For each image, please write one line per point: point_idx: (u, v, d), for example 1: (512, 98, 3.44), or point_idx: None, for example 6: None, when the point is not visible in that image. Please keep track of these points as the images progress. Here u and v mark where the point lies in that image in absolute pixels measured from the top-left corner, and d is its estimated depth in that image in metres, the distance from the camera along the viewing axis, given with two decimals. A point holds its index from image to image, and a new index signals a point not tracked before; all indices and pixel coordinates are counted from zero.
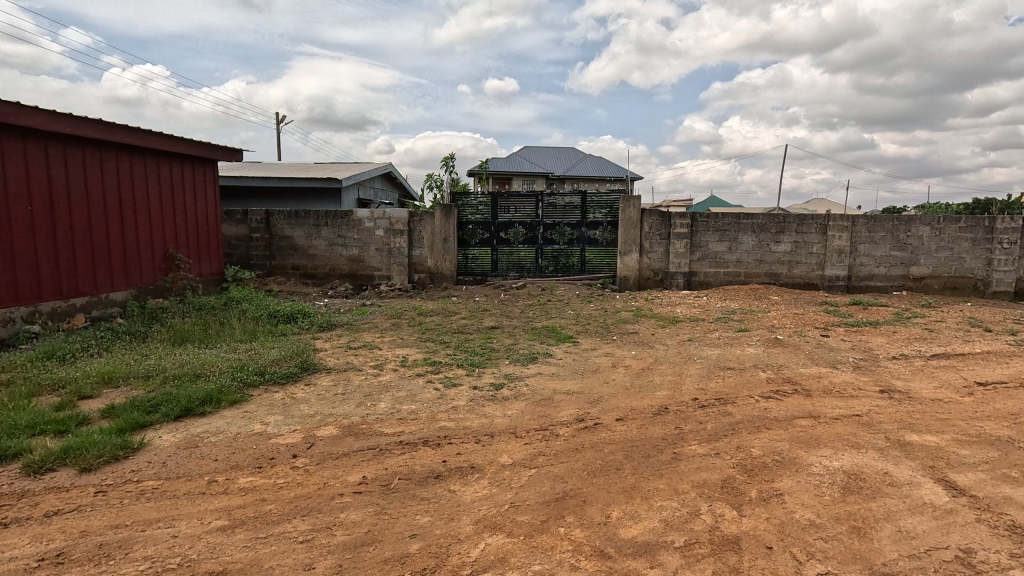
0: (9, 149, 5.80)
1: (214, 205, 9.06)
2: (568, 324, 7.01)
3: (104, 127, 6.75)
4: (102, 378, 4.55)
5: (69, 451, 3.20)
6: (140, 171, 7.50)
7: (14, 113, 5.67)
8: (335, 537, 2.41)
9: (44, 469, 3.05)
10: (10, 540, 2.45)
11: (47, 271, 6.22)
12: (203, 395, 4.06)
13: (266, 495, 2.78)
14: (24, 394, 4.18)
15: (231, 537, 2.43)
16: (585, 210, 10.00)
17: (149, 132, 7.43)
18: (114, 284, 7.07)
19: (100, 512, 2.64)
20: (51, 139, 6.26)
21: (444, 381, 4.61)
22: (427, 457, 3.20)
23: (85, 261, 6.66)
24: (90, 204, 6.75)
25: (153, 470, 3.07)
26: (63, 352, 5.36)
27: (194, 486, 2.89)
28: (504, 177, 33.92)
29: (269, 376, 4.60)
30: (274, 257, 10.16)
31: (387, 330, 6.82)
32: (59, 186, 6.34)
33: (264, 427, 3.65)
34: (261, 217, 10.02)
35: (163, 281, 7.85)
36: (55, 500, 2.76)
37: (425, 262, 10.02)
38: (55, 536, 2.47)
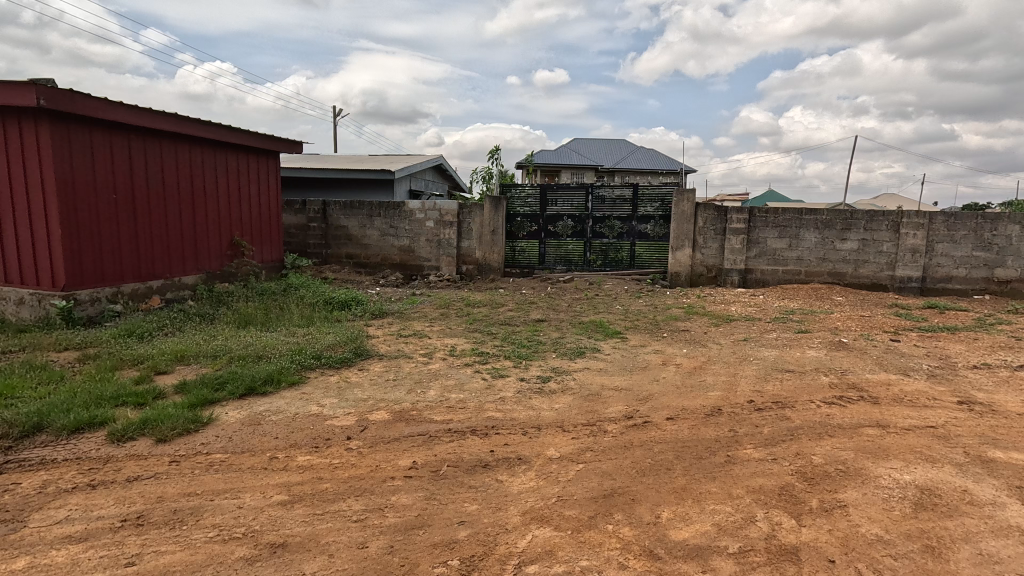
0: (97, 142, 6.29)
1: (276, 195, 9.47)
2: (616, 320, 6.89)
3: (179, 121, 7.19)
4: (176, 356, 4.89)
5: (147, 422, 3.46)
6: (210, 164, 7.96)
7: (101, 109, 6.14)
8: (387, 519, 2.49)
9: (126, 437, 3.32)
10: (98, 501, 2.67)
11: (128, 254, 6.72)
12: (265, 375, 4.28)
13: (323, 474, 2.90)
14: (109, 368, 4.56)
15: (291, 511, 2.55)
16: (636, 203, 9.75)
17: (219, 125, 7.84)
18: (186, 268, 7.57)
19: (174, 480, 2.84)
20: (133, 132, 6.74)
21: (491, 371, 4.65)
22: (475, 446, 3.23)
23: (161, 246, 7.16)
24: (166, 192, 7.22)
25: (220, 444, 3.26)
26: (141, 330, 5.79)
27: (257, 461, 3.05)
28: (553, 171, 33.61)
29: (325, 360, 4.79)
30: (329, 246, 10.56)
31: (436, 319, 6.97)
32: (139, 176, 6.82)
33: (320, 409, 3.80)
34: (318, 207, 10.43)
35: (228, 266, 8.33)
36: (135, 467, 2.99)
37: (473, 253, 10.11)
38: (136, 500, 2.67)
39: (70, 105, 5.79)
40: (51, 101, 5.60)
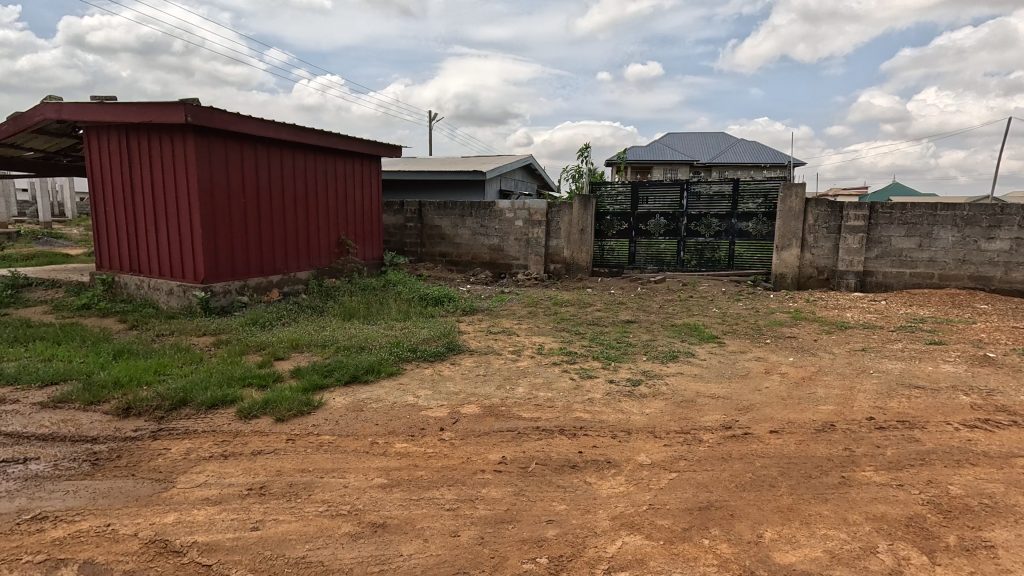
0: (230, 152, 7.12)
1: (377, 197, 10.11)
2: (712, 323, 6.52)
3: (297, 131, 7.91)
4: (292, 344, 5.40)
5: (268, 402, 3.86)
6: (322, 169, 8.70)
7: (234, 123, 6.93)
8: (477, 510, 2.56)
9: (252, 414, 3.73)
10: (230, 469, 3.03)
11: (254, 252, 7.55)
12: (368, 365, 4.60)
13: (418, 462, 3.05)
14: (238, 352, 5.15)
15: (390, 495, 2.71)
16: (736, 199, 9.16)
17: (329, 133, 8.52)
18: (300, 264, 8.35)
19: (290, 456, 3.14)
20: (259, 143, 7.53)
21: (579, 371, 4.61)
22: (563, 445, 3.22)
23: (280, 245, 7.96)
24: (285, 196, 8.01)
25: (329, 426, 3.56)
26: (264, 320, 6.46)
27: (360, 445, 3.28)
28: (644, 167, 32.52)
29: (420, 353, 5.04)
30: (424, 245, 11.08)
31: (524, 317, 7.05)
32: (263, 182, 7.62)
33: (416, 400, 4.00)
34: (415, 208, 10.98)
35: (335, 263, 9.05)
36: (259, 442, 3.36)
37: (561, 252, 10.10)
38: (259, 471, 3.00)
39: (211, 121, 6.60)
40: (195, 118, 6.43)
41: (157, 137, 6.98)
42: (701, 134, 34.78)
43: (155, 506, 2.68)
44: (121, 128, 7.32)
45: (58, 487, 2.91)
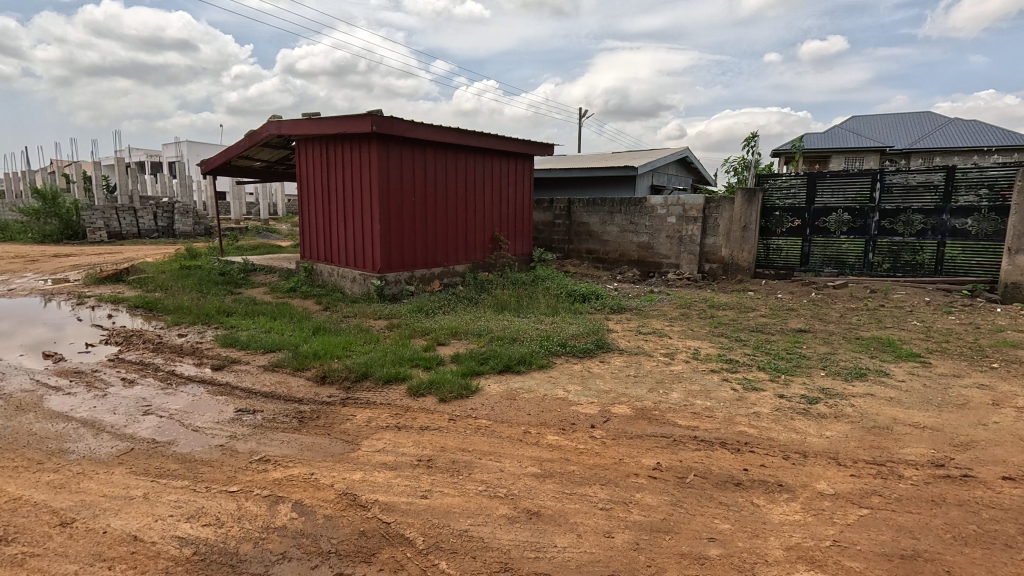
0: (405, 156, 7.95)
1: (529, 194, 10.43)
2: (913, 339, 5.46)
3: (460, 134, 8.50)
4: (451, 331, 5.85)
5: (432, 383, 4.24)
6: (481, 169, 9.25)
7: (409, 130, 7.68)
8: (632, 514, 2.48)
9: (419, 392, 4.13)
10: (402, 439, 3.40)
11: (420, 246, 8.34)
12: (520, 356, 4.78)
13: (570, 456, 3.07)
14: (407, 336, 5.74)
15: (543, 485, 2.77)
16: (949, 190, 7.54)
17: (488, 135, 9.00)
18: (458, 258, 9.00)
19: (452, 434, 3.41)
20: (428, 147, 8.26)
21: (742, 382, 4.22)
22: (725, 460, 2.98)
23: (442, 240, 8.68)
24: (448, 195, 8.69)
25: (485, 411, 3.78)
26: (427, 308, 7.10)
27: (514, 432, 3.42)
28: (820, 157, 28.43)
29: (570, 348, 5.08)
30: (572, 241, 11.14)
31: (676, 319, 6.69)
32: (430, 182, 8.36)
33: (566, 394, 4.04)
34: (564, 205, 11.11)
35: (489, 258, 9.58)
36: (425, 418, 3.70)
37: (718, 251, 9.34)
38: (426, 445, 3.30)
39: (391, 128, 7.42)
40: (380, 126, 7.28)
41: (349, 145, 8.08)
42: (898, 115, 29.44)
43: (346, 463, 3.11)
44: (322, 139, 8.62)
45: (276, 436, 3.55)
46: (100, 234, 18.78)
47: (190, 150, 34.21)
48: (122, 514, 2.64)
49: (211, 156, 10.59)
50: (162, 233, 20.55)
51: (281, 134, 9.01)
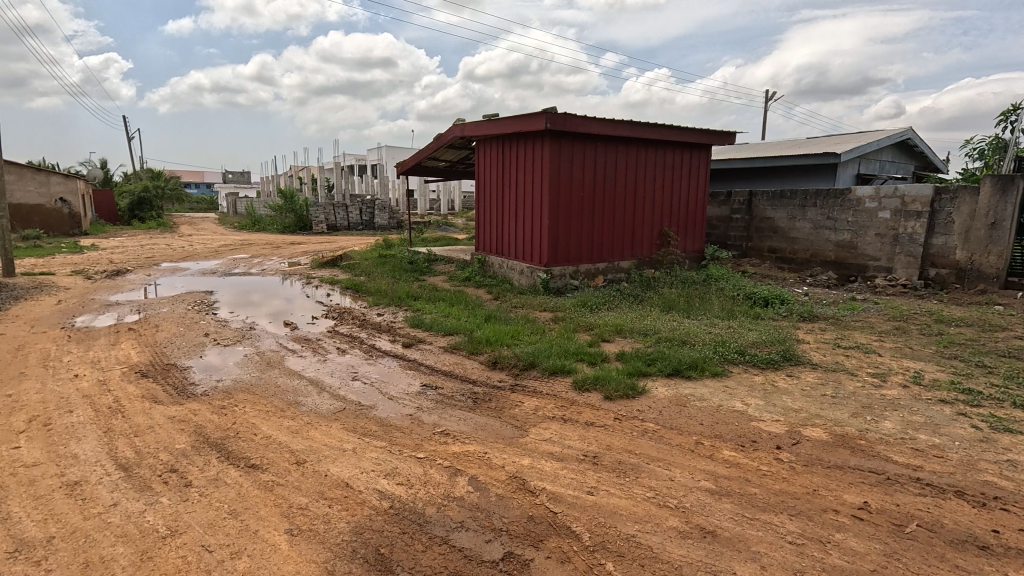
0: (576, 151, 8.01)
1: (705, 187, 9.71)
2: None
3: (634, 126, 8.25)
4: (616, 328, 5.75)
5: (597, 379, 4.24)
6: (653, 162, 8.88)
7: (582, 125, 7.70)
8: (831, 557, 2.15)
9: (584, 388, 4.17)
10: (568, 432, 3.46)
11: (586, 241, 8.36)
12: (691, 360, 4.48)
13: (751, 477, 2.78)
14: (572, 329, 5.80)
15: (719, 503, 2.56)
16: None
17: (663, 126, 8.58)
18: (624, 254, 8.81)
19: (618, 434, 3.37)
20: (599, 141, 8.20)
21: (989, 420, 3.33)
22: (963, 515, 2.39)
23: (608, 235, 8.58)
24: (616, 189, 8.54)
25: (652, 414, 3.65)
26: (591, 303, 7.09)
27: (685, 441, 3.23)
28: None
29: (749, 357, 4.60)
30: (752, 239, 10.08)
31: (888, 333, 5.60)
32: (600, 177, 8.31)
33: (745, 408, 3.67)
34: (745, 198, 10.10)
35: (656, 254, 9.19)
36: (590, 414, 3.72)
37: (950, 254, 7.57)
38: (592, 441, 3.32)
39: (565, 125, 7.53)
40: (553, 124, 7.44)
41: (524, 143, 8.43)
42: None
43: (516, 448, 3.28)
44: (500, 139, 9.15)
45: (454, 413, 3.89)
46: (322, 227, 22.72)
47: (388, 154, 39.30)
48: (338, 462, 3.16)
49: (406, 158, 12.02)
50: (365, 225, 24.05)
51: (464, 137, 9.81)
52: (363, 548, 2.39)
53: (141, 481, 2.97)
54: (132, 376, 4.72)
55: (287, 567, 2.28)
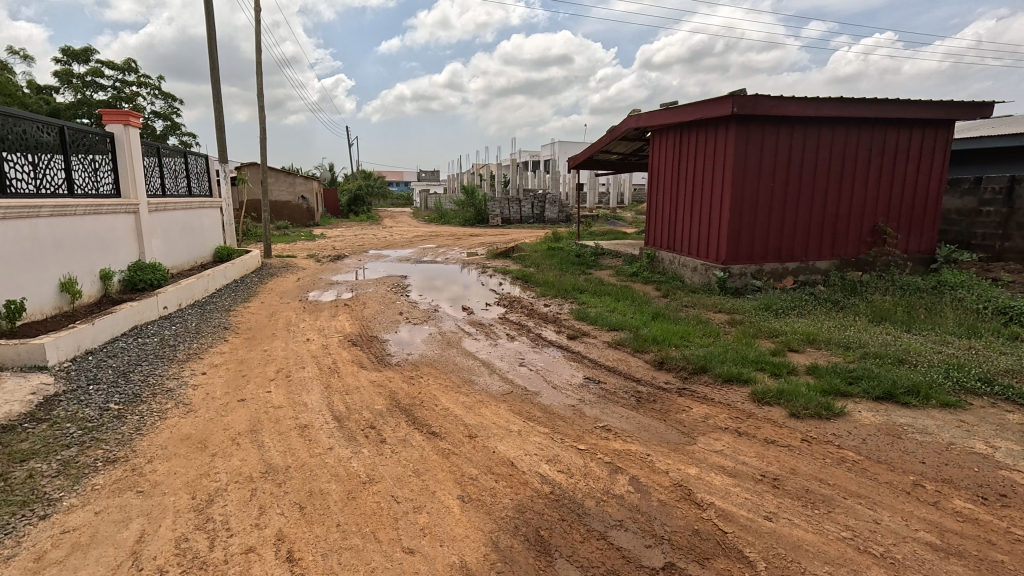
0: (767, 136, 7.16)
1: (941, 173, 7.87)
2: None
3: (844, 104, 7.06)
4: (808, 338, 5.03)
5: (782, 393, 3.78)
6: (867, 145, 7.50)
7: (777, 107, 6.85)
8: None
9: (765, 401, 3.76)
10: (743, 447, 3.17)
11: (774, 237, 7.46)
12: (910, 384, 3.72)
13: (995, 539, 2.27)
14: (752, 335, 5.25)
15: (946, 563, 2.14)
16: None
17: (885, 101, 7.18)
18: (821, 253, 7.65)
19: (807, 459, 2.99)
20: (797, 124, 7.21)
21: None
22: None
23: (803, 231, 7.53)
24: (816, 178, 7.44)
25: (853, 443, 3.14)
26: (777, 307, 6.31)
27: (897, 480, 2.75)
28: None
29: (999, 389, 3.63)
30: (1010, 238, 7.84)
31: None
32: (795, 165, 7.32)
33: (990, 452, 2.92)
34: (1002, 186, 7.90)
35: (866, 255, 7.79)
36: (771, 431, 3.35)
37: None
38: (772, 462, 2.99)
39: (754, 107, 6.78)
40: (742, 107, 6.76)
41: (705, 131, 7.84)
42: None
43: (682, 455, 3.11)
44: (678, 127, 8.65)
45: (617, 409, 3.83)
46: (497, 220, 24.28)
47: (561, 149, 40.16)
48: (504, 441, 3.36)
49: (578, 153, 12.13)
50: (536, 219, 25.01)
51: (639, 128, 9.52)
52: (525, 527, 2.51)
53: (349, 431, 3.55)
54: (345, 344, 5.66)
55: (458, 529, 2.50)
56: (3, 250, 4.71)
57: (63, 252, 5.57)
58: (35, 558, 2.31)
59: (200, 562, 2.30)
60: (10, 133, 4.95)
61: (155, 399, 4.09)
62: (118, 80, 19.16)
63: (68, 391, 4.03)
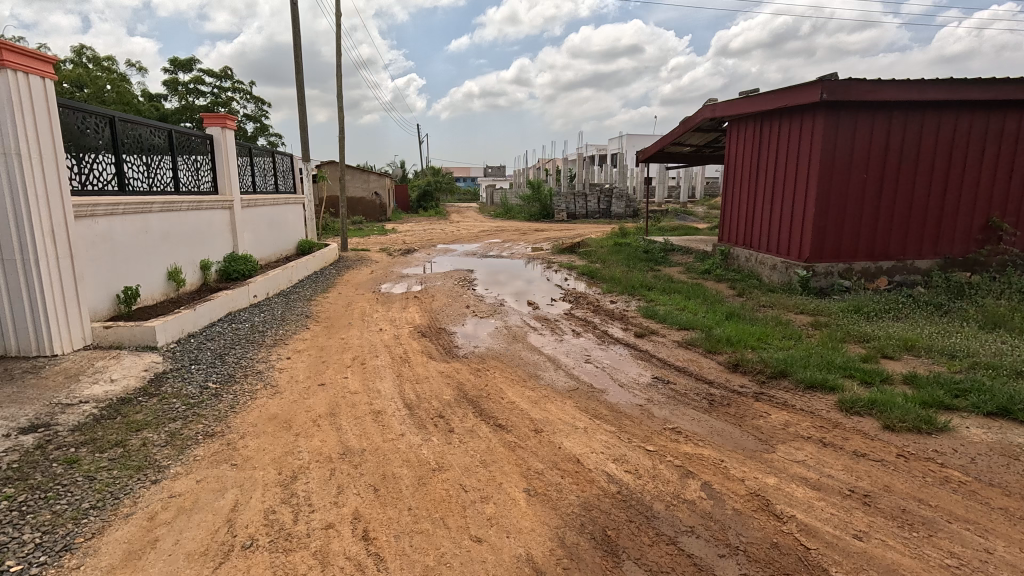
0: (860, 124, 6.59)
1: None
2: None
3: (955, 86, 6.35)
4: (905, 344, 4.60)
5: (875, 403, 3.49)
6: (980, 131, 6.71)
7: (873, 91, 6.28)
8: None
9: (854, 410, 3.48)
10: (828, 459, 2.95)
11: (866, 233, 6.87)
12: None
13: None
14: (839, 339, 4.87)
15: None
16: None
17: (1005, 81, 6.38)
18: (922, 251, 6.95)
19: (903, 476, 2.74)
20: (897, 109, 6.58)
21: None
22: None
23: (900, 226, 6.88)
24: (918, 169, 6.76)
25: (959, 462, 2.84)
26: (869, 309, 5.82)
27: (1014, 507, 2.46)
28: None
29: None
30: None
31: None
32: (893, 154, 6.69)
33: None
34: None
35: (976, 254, 6.99)
36: (862, 444, 3.09)
37: None
38: (862, 477, 2.77)
39: (846, 93, 6.26)
40: (832, 93, 6.26)
41: (788, 120, 7.34)
42: None
43: (759, 463, 2.95)
44: (758, 117, 8.17)
45: (688, 411, 3.69)
46: (563, 215, 24.13)
47: (629, 142, 39.17)
48: (570, 438, 3.34)
49: (648, 145, 11.77)
50: (602, 214, 24.59)
51: (714, 118, 9.09)
52: (591, 525, 2.48)
53: (420, 419, 3.68)
54: (416, 335, 5.85)
55: (524, 522, 2.52)
56: (122, 242, 5.29)
57: (171, 244, 6.17)
58: (148, 517, 2.59)
59: (286, 533, 2.47)
60: (128, 138, 5.53)
61: (247, 380, 4.45)
62: (216, 87, 20.86)
63: (174, 369, 4.46)
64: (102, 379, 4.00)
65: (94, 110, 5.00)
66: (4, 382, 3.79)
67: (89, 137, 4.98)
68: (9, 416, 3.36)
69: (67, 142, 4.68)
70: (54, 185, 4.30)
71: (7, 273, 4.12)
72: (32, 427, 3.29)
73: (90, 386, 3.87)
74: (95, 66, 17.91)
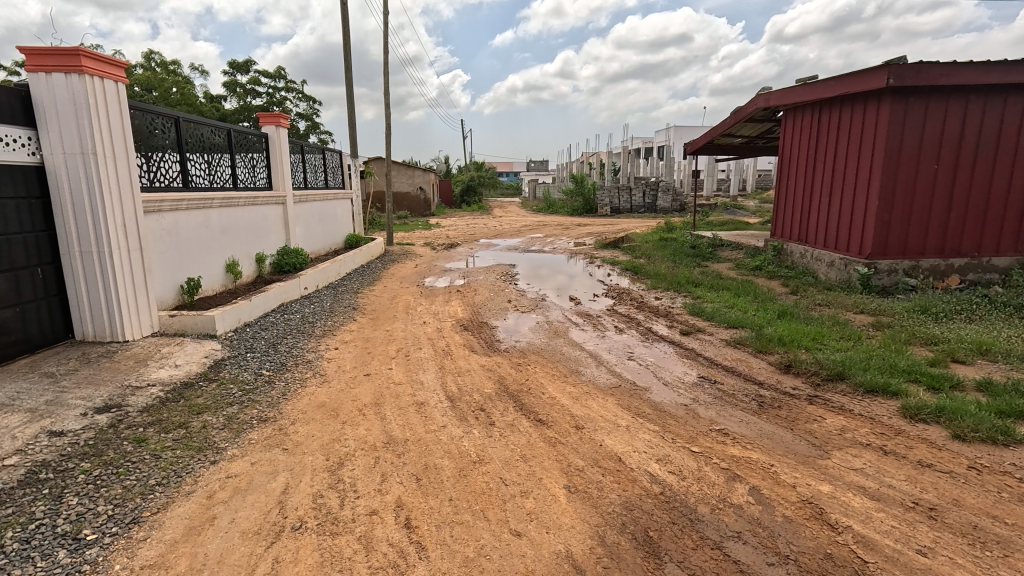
0: (932, 110, 6.12)
1: None
2: None
3: None
4: (979, 348, 4.26)
5: (943, 410, 3.25)
6: None
7: (947, 75, 5.83)
8: None
9: (918, 417, 3.26)
10: (889, 468, 2.78)
11: (936, 228, 6.40)
12: None
13: None
14: (903, 340, 4.57)
15: None
16: None
17: None
18: (1000, 248, 6.43)
19: (974, 490, 2.55)
20: (974, 93, 6.08)
21: None
22: None
23: (976, 221, 6.38)
24: (997, 158, 6.24)
25: None
26: (938, 310, 5.41)
27: None
28: None
29: None
30: None
31: None
32: (969, 142, 6.19)
33: None
34: None
35: None
36: (928, 453, 2.89)
37: None
38: (928, 488, 2.59)
39: (917, 77, 5.83)
40: (900, 78, 5.84)
41: (850, 108, 6.92)
42: None
43: (813, 469, 2.81)
44: (816, 105, 7.75)
45: (735, 412, 3.57)
46: (606, 210, 23.84)
47: (677, 134, 38.27)
48: (612, 436, 3.29)
49: (697, 137, 11.40)
50: (647, 209, 24.09)
51: (769, 108, 8.71)
52: (633, 525, 2.44)
53: (461, 412, 3.72)
54: (458, 328, 5.92)
55: (564, 519, 2.50)
56: (186, 235, 5.61)
57: (229, 238, 6.49)
58: (207, 495, 2.74)
59: (333, 517, 2.56)
60: (192, 137, 5.85)
61: (298, 369, 4.63)
62: (271, 87, 21.76)
63: (232, 357, 4.71)
64: (168, 364, 4.27)
65: (161, 111, 5.31)
66: (82, 364, 4.10)
67: (157, 137, 5.30)
68: (87, 396, 3.64)
69: (137, 142, 5.00)
70: (125, 182, 4.60)
71: (85, 265, 4.45)
72: (106, 407, 3.56)
73: (157, 371, 4.14)
74: (163, 70, 19.09)
